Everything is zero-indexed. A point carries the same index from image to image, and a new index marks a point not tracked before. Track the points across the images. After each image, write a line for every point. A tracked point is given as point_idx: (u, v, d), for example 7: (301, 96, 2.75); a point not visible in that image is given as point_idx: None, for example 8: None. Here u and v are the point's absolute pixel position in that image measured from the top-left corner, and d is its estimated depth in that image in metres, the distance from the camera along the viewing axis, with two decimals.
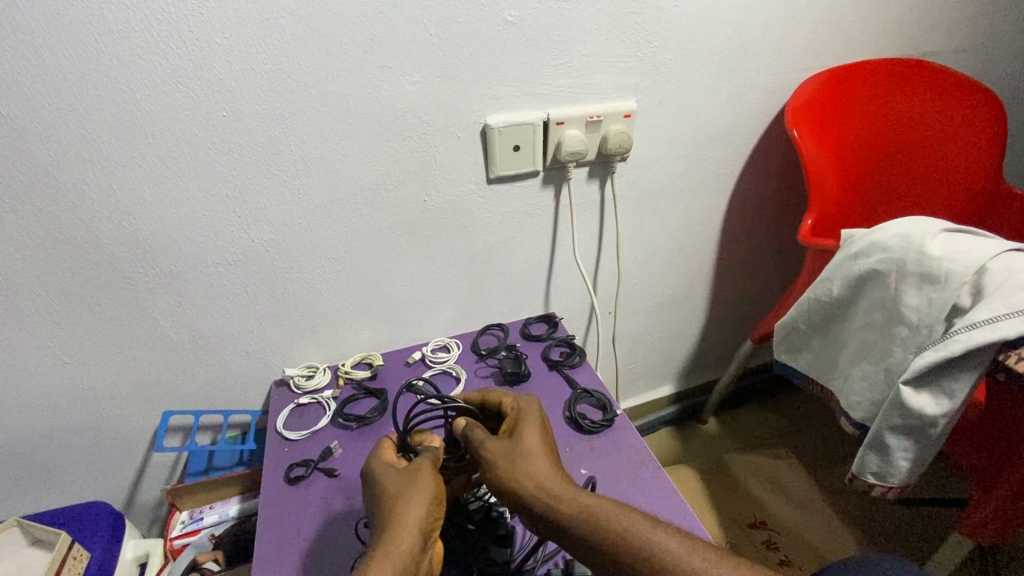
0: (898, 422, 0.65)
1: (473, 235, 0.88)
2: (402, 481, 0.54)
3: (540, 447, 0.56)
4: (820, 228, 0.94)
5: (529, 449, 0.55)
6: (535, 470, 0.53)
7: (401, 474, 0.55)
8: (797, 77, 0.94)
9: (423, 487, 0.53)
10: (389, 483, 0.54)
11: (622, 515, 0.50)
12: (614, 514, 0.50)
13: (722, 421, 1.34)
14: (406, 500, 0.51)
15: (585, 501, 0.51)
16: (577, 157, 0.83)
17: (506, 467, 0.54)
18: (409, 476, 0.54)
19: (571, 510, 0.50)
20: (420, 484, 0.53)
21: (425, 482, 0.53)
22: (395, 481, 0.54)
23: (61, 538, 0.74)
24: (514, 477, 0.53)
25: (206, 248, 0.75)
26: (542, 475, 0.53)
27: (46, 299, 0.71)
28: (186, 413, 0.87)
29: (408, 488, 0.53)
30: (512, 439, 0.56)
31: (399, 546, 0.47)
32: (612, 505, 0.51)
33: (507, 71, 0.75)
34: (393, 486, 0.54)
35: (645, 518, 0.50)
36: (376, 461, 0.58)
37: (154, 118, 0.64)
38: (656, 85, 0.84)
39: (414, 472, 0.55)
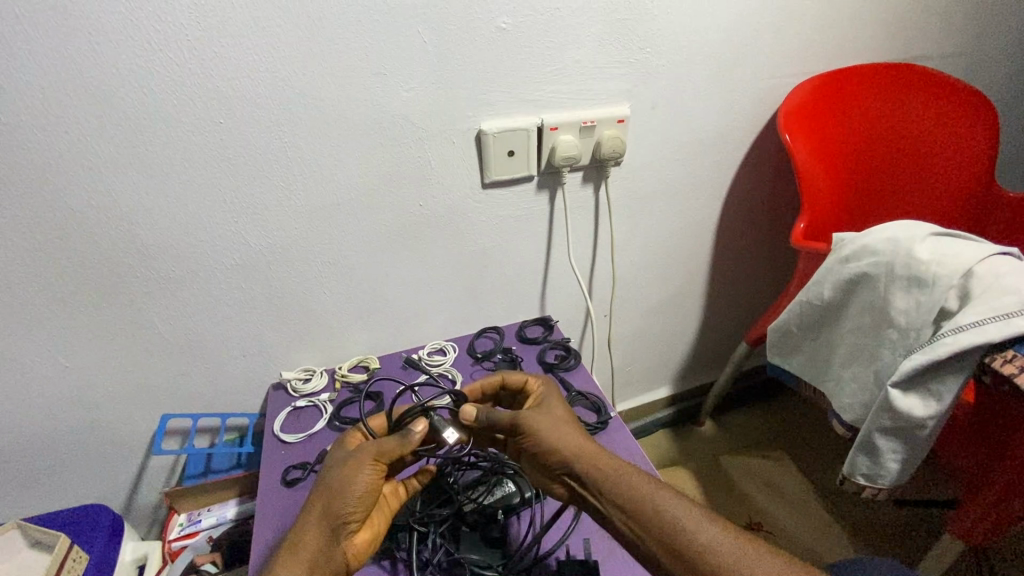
0: (886, 424, 0.66)
1: (469, 239, 0.89)
2: (332, 469, 0.57)
3: (572, 417, 0.59)
4: (813, 231, 0.95)
5: (563, 415, 0.59)
6: (568, 433, 0.56)
7: (339, 459, 0.57)
8: (789, 82, 0.95)
9: (349, 485, 0.55)
10: (326, 467, 0.57)
11: (655, 480, 0.52)
12: (644, 478, 0.51)
13: (718, 423, 1.35)
14: (323, 496, 0.55)
15: (619, 461, 0.54)
16: (571, 162, 0.84)
17: (543, 425, 0.57)
18: (340, 465, 0.56)
19: (607, 466, 0.53)
20: (348, 482, 0.55)
21: (347, 476, 0.55)
22: (331, 466, 0.57)
23: (61, 540, 0.75)
24: (552, 435, 0.56)
25: (204, 253, 0.75)
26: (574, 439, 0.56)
27: (46, 303, 0.72)
28: (184, 416, 0.88)
29: (335, 479, 0.55)
30: (546, 407, 0.60)
31: (303, 541, 0.52)
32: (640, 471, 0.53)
33: (501, 77, 0.76)
34: (326, 472, 0.57)
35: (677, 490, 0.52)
36: (342, 438, 0.61)
37: (152, 125, 0.65)
38: (649, 91, 0.85)
39: (346, 461, 0.56)
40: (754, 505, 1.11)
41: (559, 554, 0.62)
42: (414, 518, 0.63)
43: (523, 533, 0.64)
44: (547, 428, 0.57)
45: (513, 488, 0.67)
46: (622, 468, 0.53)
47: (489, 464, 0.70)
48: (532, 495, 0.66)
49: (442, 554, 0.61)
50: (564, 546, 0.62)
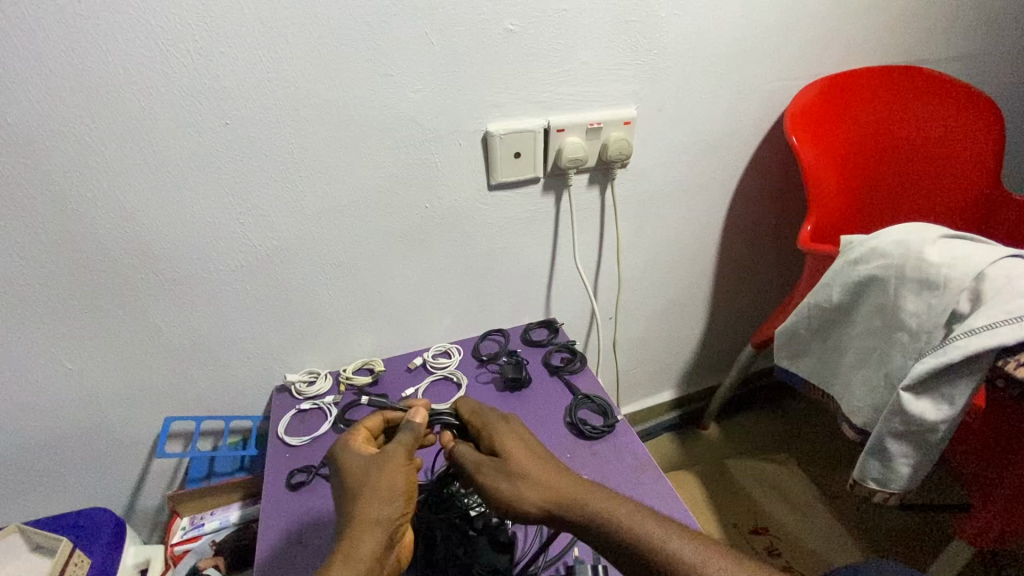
0: (898, 429, 0.65)
1: (474, 240, 0.89)
2: (366, 474, 0.54)
3: (528, 460, 0.56)
4: (820, 233, 0.94)
5: (517, 465, 0.55)
6: (530, 480, 0.54)
7: (365, 466, 0.55)
8: (795, 85, 0.94)
9: (389, 486, 0.53)
10: (359, 476, 0.54)
11: (631, 519, 0.50)
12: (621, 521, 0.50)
13: (723, 427, 1.34)
14: (367, 502, 0.52)
15: (592, 509, 0.51)
16: (577, 164, 0.84)
17: (506, 491, 0.54)
18: (376, 470, 0.54)
19: (581, 518, 0.51)
20: (386, 484, 0.53)
21: (391, 477, 0.54)
22: (360, 475, 0.54)
23: (63, 544, 0.74)
24: (518, 499, 0.53)
25: (208, 255, 0.75)
26: (545, 484, 0.54)
27: (50, 306, 0.71)
28: (187, 418, 0.87)
29: (373, 483, 0.53)
30: (499, 458, 0.56)
31: (359, 549, 0.49)
32: (623, 505, 0.52)
33: (508, 79, 0.76)
34: (362, 482, 0.54)
35: (658, 524, 0.50)
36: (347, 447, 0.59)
37: (159, 125, 0.65)
38: (655, 93, 0.85)
39: (380, 464, 0.55)
40: (760, 509, 1.10)
41: (567, 560, 0.62)
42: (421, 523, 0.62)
43: (531, 538, 0.64)
44: (512, 491, 0.54)
45: None
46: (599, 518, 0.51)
47: None
48: None
49: (449, 558, 0.60)
50: (572, 553, 0.62)
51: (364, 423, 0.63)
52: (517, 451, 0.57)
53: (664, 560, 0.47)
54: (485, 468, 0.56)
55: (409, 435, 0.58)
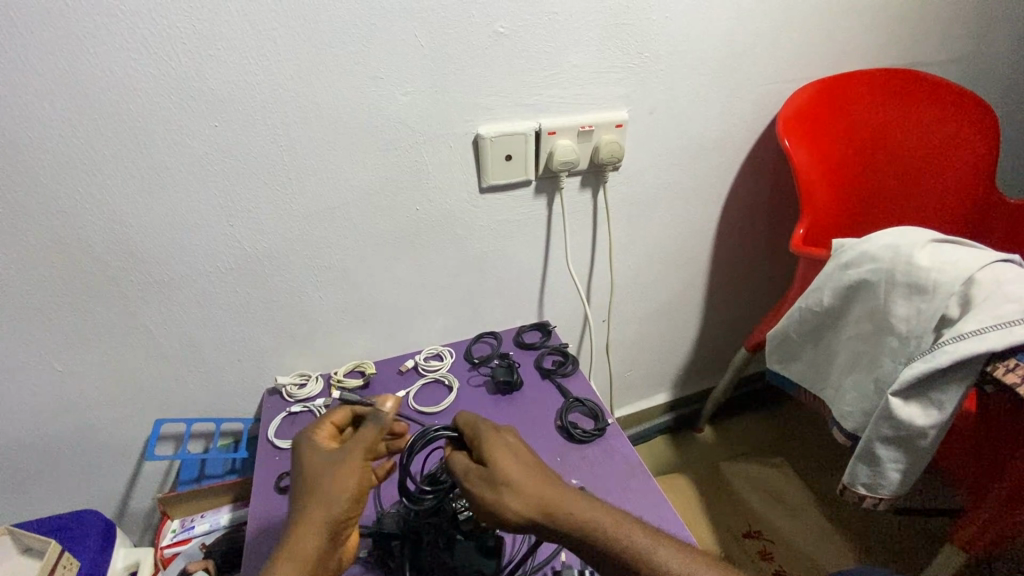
0: (887, 434, 0.65)
1: (466, 243, 0.89)
2: (322, 469, 0.54)
3: (517, 470, 0.54)
4: (813, 236, 0.94)
5: (505, 475, 0.53)
6: (517, 489, 0.53)
7: (322, 464, 0.55)
8: (789, 88, 0.94)
9: (343, 485, 0.53)
10: (314, 471, 0.54)
11: (620, 528, 0.50)
12: (611, 531, 0.50)
13: (717, 430, 1.33)
14: (316, 500, 0.52)
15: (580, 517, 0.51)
16: (569, 166, 0.84)
17: (495, 501, 0.52)
18: (332, 467, 0.54)
19: (568, 528, 0.50)
20: (340, 483, 0.53)
21: (344, 477, 0.54)
22: (315, 473, 0.54)
23: (51, 547, 0.74)
24: (505, 510, 0.52)
25: (198, 257, 0.75)
26: (531, 493, 0.52)
27: (39, 308, 0.71)
28: (178, 421, 0.87)
29: (327, 480, 0.53)
30: (487, 468, 0.54)
31: (304, 546, 0.49)
32: (612, 518, 0.51)
33: (498, 82, 0.76)
34: (316, 477, 0.54)
35: (646, 534, 0.50)
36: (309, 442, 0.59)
37: (147, 128, 0.65)
38: (647, 96, 0.85)
39: (337, 463, 0.55)
40: (754, 513, 1.10)
41: (554, 565, 0.62)
42: (408, 527, 0.62)
43: (519, 542, 0.64)
44: (499, 502, 0.52)
45: None
46: (588, 528, 0.50)
47: None
48: None
49: (437, 562, 0.60)
50: (559, 557, 0.62)
51: (333, 417, 0.62)
52: (506, 458, 0.55)
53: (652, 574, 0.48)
54: (473, 477, 0.54)
55: (372, 428, 0.59)
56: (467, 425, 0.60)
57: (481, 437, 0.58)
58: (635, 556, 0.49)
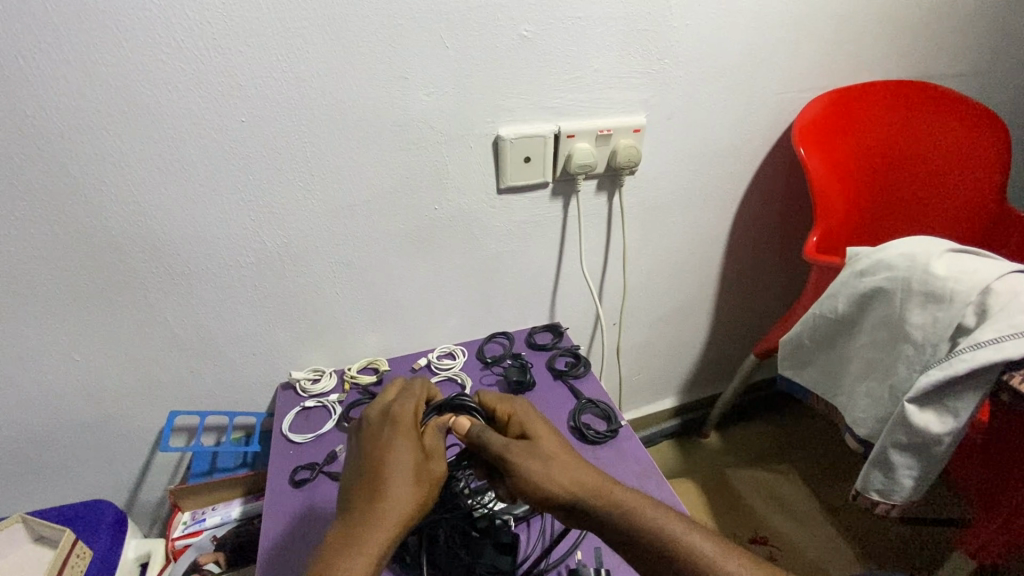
0: (902, 440, 0.65)
1: (482, 243, 0.89)
2: (414, 470, 0.55)
3: (559, 449, 0.57)
4: (825, 244, 0.95)
5: (548, 452, 0.57)
6: (557, 467, 0.55)
7: (415, 467, 0.56)
8: (804, 97, 0.95)
9: (426, 497, 0.55)
10: (405, 467, 0.55)
11: (659, 513, 0.52)
12: (654, 510, 0.52)
13: (724, 436, 1.34)
14: (400, 502, 0.53)
15: (621, 497, 0.53)
16: (586, 170, 0.84)
17: (535, 473, 0.54)
18: (421, 476, 0.56)
19: (609, 506, 0.53)
20: (424, 498, 0.55)
21: (424, 493, 0.55)
22: (407, 471, 0.55)
23: (65, 536, 0.73)
24: (547, 481, 0.54)
25: (219, 251, 0.76)
26: (576, 472, 0.55)
27: (61, 297, 0.72)
28: (192, 413, 0.87)
29: (415, 484, 0.55)
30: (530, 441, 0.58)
31: (377, 541, 0.50)
32: (646, 500, 0.53)
33: (521, 85, 0.76)
34: (404, 475, 0.55)
35: (683, 522, 0.52)
36: (394, 436, 0.58)
37: (175, 121, 0.65)
38: (665, 101, 0.86)
39: (424, 474, 0.56)
40: (759, 519, 1.11)
41: (569, 564, 0.62)
42: (424, 521, 0.62)
43: (534, 540, 0.65)
44: (541, 473, 0.55)
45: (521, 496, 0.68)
46: (627, 508, 0.52)
47: None
48: None
49: (453, 557, 0.61)
50: (574, 556, 0.63)
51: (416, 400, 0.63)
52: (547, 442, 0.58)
53: (682, 556, 0.49)
54: (515, 448, 0.56)
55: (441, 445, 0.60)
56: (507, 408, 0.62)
57: (524, 419, 0.61)
58: (670, 542, 0.50)
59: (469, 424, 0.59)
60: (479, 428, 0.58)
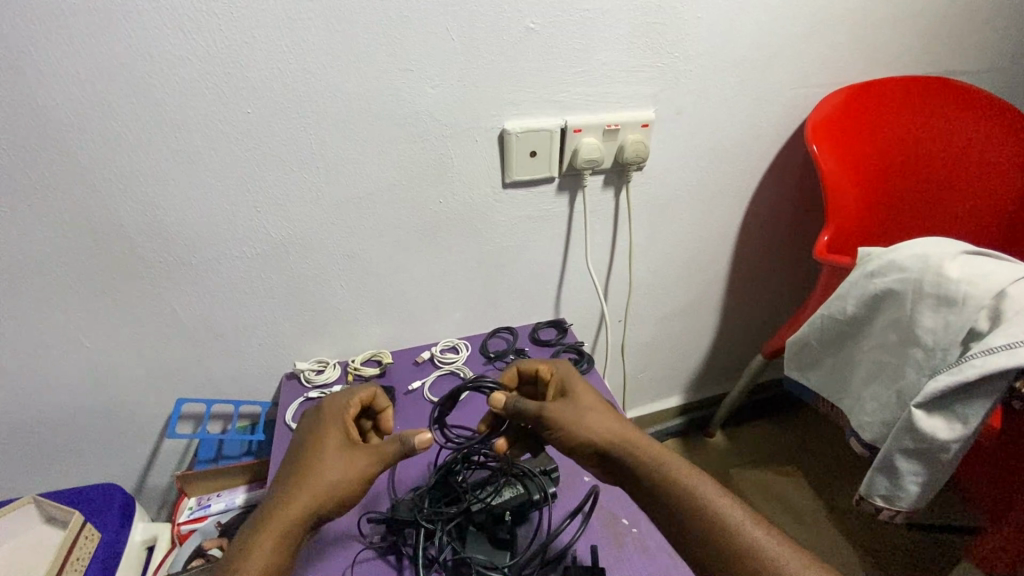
0: (908, 446, 0.64)
1: (487, 237, 0.89)
2: (336, 450, 0.58)
3: (599, 406, 0.62)
4: (837, 243, 0.93)
5: (586, 407, 0.61)
6: (603, 421, 0.60)
7: (337, 448, 0.58)
8: (819, 92, 0.93)
9: (346, 473, 0.56)
10: (327, 449, 0.58)
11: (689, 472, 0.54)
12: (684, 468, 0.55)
13: (730, 435, 1.32)
14: (316, 476, 0.55)
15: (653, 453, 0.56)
16: (592, 165, 0.83)
17: (575, 423, 0.60)
18: (341, 455, 0.58)
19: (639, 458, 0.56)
20: (341, 474, 0.56)
21: (342, 470, 0.56)
22: (326, 449, 0.58)
23: (74, 518, 0.75)
24: (586, 429, 0.59)
25: (225, 241, 0.76)
26: (613, 427, 0.59)
27: (71, 285, 0.73)
28: (199, 400, 0.89)
29: (334, 463, 0.57)
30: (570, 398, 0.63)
31: (288, 512, 0.53)
32: (677, 460, 0.56)
33: (527, 78, 0.76)
34: (325, 454, 0.58)
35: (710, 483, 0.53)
36: (323, 424, 0.61)
37: (182, 112, 0.66)
38: (674, 96, 0.84)
39: (345, 454, 0.58)
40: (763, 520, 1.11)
41: (566, 561, 0.61)
42: (422, 515, 0.63)
43: (532, 535, 0.64)
44: (579, 422, 0.60)
45: (521, 491, 0.66)
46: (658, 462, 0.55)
47: (498, 464, 0.70)
48: (541, 498, 0.66)
49: (450, 552, 0.61)
50: (571, 553, 0.62)
51: (360, 395, 0.66)
52: (589, 399, 0.62)
53: (705, 511, 0.51)
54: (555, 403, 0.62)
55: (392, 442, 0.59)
56: (550, 368, 0.67)
57: (565, 378, 0.66)
58: (695, 498, 0.52)
59: (504, 398, 0.63)
60: (513, 398, 0.63)
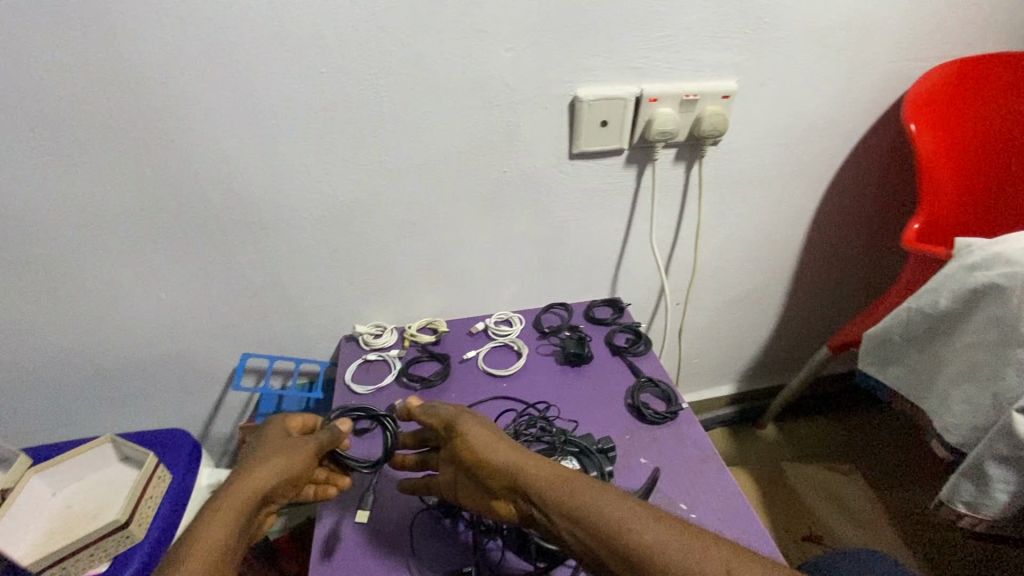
0: (1005, 453, 0.59)
1: (549, 209, 0.87)
2: (275, 445, 0.56)
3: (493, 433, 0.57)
4: (929, 233, 0.86)
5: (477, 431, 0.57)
6: (497, 446, 0.55)
7: (275, 443, 0.56)
8: (920, 66, 0.85)
9: (284, 461, 0.53)
10: (267, 445, 0.56)
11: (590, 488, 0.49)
12: (586, 483, 0.50)
13: (782, 429, 1.27)
14: (257, 466, 0.52)
15: (552, 474, 0.51)
16: (666, 137, 0.79)
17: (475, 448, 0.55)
18: (278, 448, 0.55)
19: (535, 482, 0.51)
20: (275, 460, 0.53)
21: (276, 456, 0.53)
22: (271, 446, 0.55)
23: (149, 458, 0.78)
24: (481, 456, 0.54)
25: (293, 201, 0.77)
26: (502, 454, 0.54)
27: (150, 238, 0.76)
28: (262, 356, 0.92)
29: (268, 454, 0.54)
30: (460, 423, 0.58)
31: (233, 496, 0.49)
32: (578, 478, 0.50)
33: (604, 42, 0.72)
34: (267, 448, 0.55)
35: (615, 496, 0.49)
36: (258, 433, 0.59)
37: (258, 69, 0.66)
38: (760, 65, 0.78)
39: (282, 446, 0.55)
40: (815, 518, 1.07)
41: None
42: None
43: None
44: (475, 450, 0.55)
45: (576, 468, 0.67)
46: (556, 483, 0.50)
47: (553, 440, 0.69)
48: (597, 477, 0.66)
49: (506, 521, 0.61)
50: None
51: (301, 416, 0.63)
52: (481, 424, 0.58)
53: (615, 531, 0.46)
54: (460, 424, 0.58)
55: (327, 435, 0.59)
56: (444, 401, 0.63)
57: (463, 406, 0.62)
58: (599, 521, 0.47)
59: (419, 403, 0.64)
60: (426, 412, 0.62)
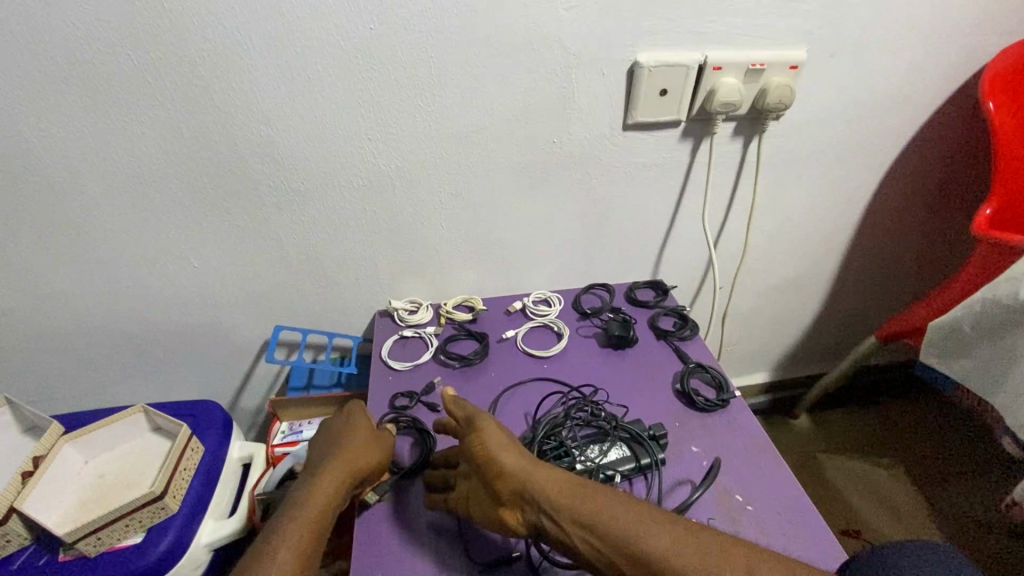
0: None
1: (597, 184, 0.83)
2: (361, 435, 0.62)
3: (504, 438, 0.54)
4: (1000, 218, 0.81)
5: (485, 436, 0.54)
6: (507, 454, 0.52)
7: (360, 433, 0.63)
8: (1003, 39, 0.79)
9: (371, 452, 0.60)
10: (355, 433, 0.62)
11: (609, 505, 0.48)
12: (606, 499, 0.48)
13: (816, 419, 1.25)
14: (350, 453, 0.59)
15: (569, 489, 0.49)
16: (729, 109, 0.74)
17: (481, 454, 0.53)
18: (365, 440, 0.62)
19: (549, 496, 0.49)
20: (363, 451, 0.60)
21: (364, 448, 0.60)
22: (358, 434, 0.62)
23: (182, 429, 0.76)
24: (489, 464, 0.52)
25: (334, 168, 0.73)
26: (514, 462, 0.52)
27: (184, 203, 0.73)
28: (294, 329, 0.89)
29: (358, 443, 0.61)
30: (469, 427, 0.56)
31: (332, 479, 0.56)
32: (596, 494, 0.49)
33: (670, 3, 0.67)
34: (356, 437, 0.62)
35: (637, 514, 0.47)
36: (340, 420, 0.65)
37: (303, 23, 0.61)
38: (834, 33, 0.73)
39: (367, 439, 0.62)
40: (853, 510, 1.05)
41: None
42: None
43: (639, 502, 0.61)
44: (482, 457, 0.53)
45: (628, 454, 0.64)
46: (573, 498, 0.48)
47: (603, 425, 0.67)
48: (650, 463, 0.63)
49: None
50: None
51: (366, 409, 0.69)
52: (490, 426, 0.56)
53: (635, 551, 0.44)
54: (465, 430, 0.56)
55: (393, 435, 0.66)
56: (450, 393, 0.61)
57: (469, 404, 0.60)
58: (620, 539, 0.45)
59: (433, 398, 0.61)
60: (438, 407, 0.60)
